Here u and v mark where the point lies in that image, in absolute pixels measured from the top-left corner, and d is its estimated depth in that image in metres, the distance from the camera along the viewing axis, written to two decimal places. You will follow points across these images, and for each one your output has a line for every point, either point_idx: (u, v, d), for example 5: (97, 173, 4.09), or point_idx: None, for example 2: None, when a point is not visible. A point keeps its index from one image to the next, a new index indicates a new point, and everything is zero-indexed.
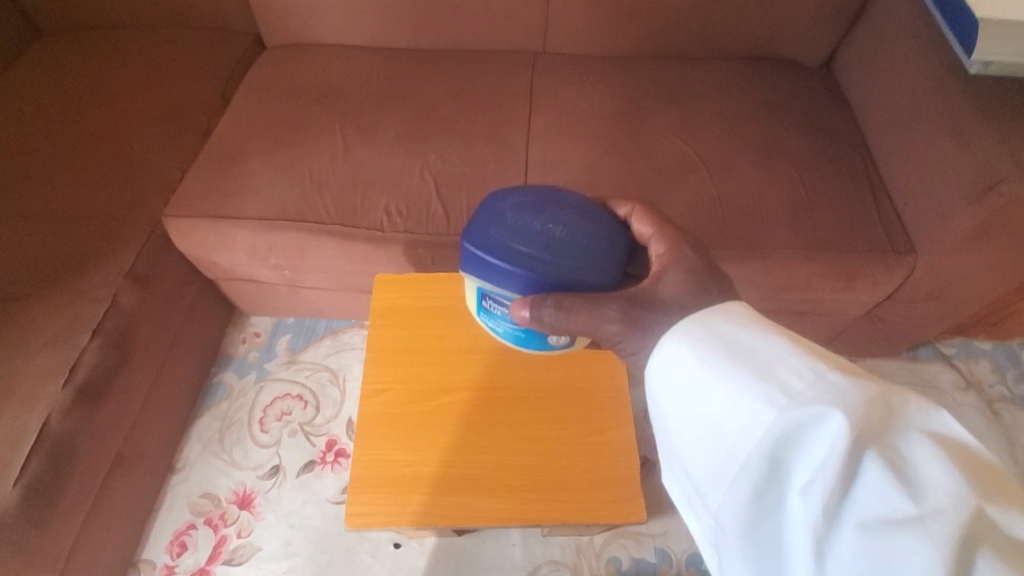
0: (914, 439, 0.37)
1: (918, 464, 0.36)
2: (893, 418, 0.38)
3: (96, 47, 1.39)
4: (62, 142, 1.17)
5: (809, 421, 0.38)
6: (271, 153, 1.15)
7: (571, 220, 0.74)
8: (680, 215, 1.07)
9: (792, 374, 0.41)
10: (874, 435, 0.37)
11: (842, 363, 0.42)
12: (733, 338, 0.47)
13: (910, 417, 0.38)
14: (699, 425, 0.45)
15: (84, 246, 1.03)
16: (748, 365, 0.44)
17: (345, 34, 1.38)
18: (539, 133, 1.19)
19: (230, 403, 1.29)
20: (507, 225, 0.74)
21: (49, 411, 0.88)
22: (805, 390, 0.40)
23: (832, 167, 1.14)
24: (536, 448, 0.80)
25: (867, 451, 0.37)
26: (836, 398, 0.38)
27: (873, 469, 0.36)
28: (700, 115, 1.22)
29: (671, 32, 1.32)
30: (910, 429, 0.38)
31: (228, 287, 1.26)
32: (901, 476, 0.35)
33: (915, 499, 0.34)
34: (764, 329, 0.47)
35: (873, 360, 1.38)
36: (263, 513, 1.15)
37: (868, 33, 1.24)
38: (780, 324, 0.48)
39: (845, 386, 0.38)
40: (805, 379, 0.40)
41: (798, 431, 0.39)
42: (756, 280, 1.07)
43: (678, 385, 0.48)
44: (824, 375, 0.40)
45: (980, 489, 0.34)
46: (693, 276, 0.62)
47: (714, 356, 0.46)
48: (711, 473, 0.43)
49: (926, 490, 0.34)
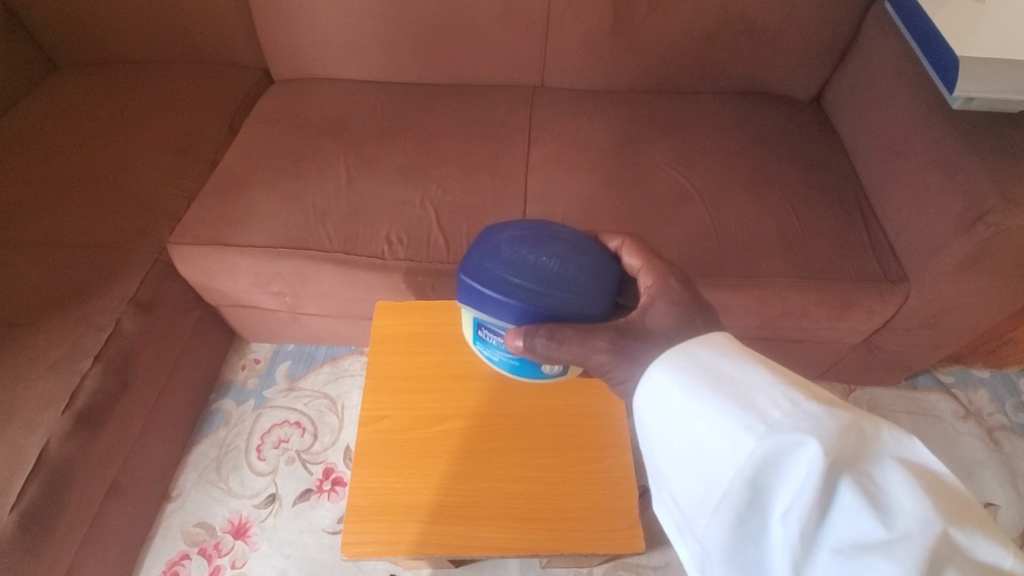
0: (886, 466, 0.41)
1: (889, 490, 0.40)
2: (866, 446, 0.42)
3: (109, 80, 1.44)
4: (71, 171, 1.20)
5: (786, 448, 0.42)
6: (276, 183, 1.17)
7: (564, 254, 0.76)
8: (676, 244, 1.09)
9: (771, 403, 0.45)
10: (848, 462, 0.41)
11: (819, 393, 0.46)
12: (718, 369, 0.51)
13: (882, 446, 0.42)
14: (686, 451, 0.48)
15: (90, 272, 1.05)
16: (730, 395, 0.47)
17: (350, 70, 1.42)
18: (538, 164, 1.22)
19: (228, 431, 1.29)
20: (503, 257, 0.75)
21: (48, 436, 0.88)
22: (782, 418, 0.43)
23: (825, 197, 1.17)
24: (534, 476, 0.80)
25: (842, 478, 0.40)
26: (812, 427, 0.42)
27: (847, 495, 0.40)
28: (695, 147, 1.26)
29: (665, 68, 1.37)
30: (882, 457, 0.42)
31: (229, 313, 1.27)
32: (873, 501, 0.39)
33: (887, 524, 0.38)
34: (745, 361, 0.51)
35: (872, 389, 1.38)
36: (258, 544, 1.14)
37: (854, 69, 1.28)
38: (761, 356, 0.52)
39: (818, 415, 0.42)
40: (783, 407, 0.44)
41: (777, 458, 0.42)
42: (752, 308, 1.08)
43: (667, 413, 0.52)
44: (800, 405, 0.44)
45: (947, 514, 0.38)
46: (679, 308, 0.65)
47: (699, 386, 0.50)
48: (699, 498, 0.46)
49: (897, 516, 0.38)
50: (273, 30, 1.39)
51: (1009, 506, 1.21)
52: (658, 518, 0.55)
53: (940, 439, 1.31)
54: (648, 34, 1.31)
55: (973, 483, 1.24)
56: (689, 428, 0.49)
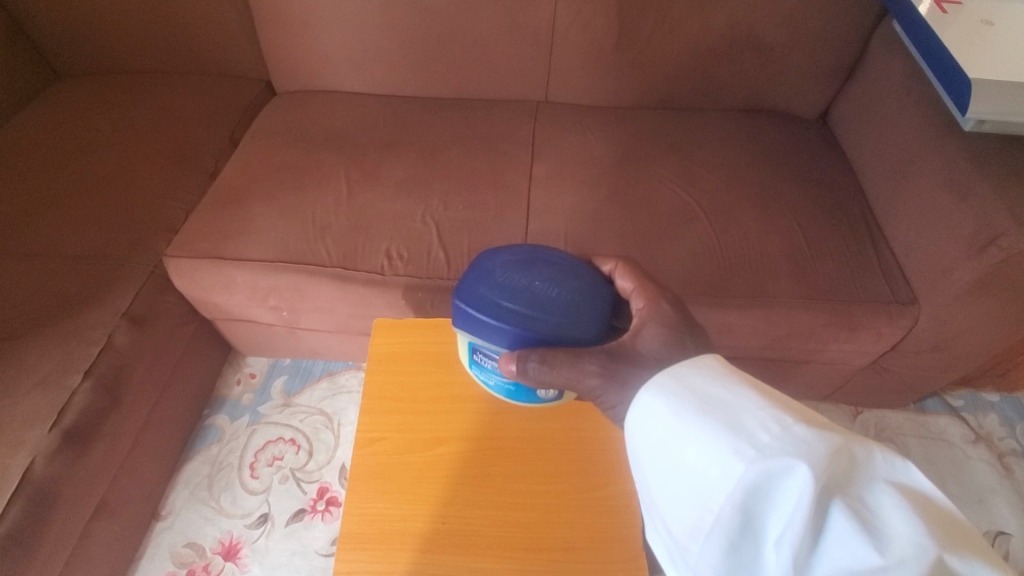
0: (878, 489, 0.39)
1: (882, 514, 0.38)
2: (858, 469, 0.40)
3: (110, 89, 1.43)
4: (68, 181, 1.19)
5: (777, 473, 0.40)
6: (274, 196, 1.16)
7: (557, 278, 0.74)
8: (681, 263, 1.07)
9: (759, 425, 0.43)
10: (839, 484, 0.39)
11: (809, 416, 0.44)
12: (707, 393, 0.49)
13: (875, 468, 0.40)
14: (675, 477, 0.46)
15: (83, 285, 1.03)
16: (718, 419, 0.45)
17: (353, 83, 1.42)
18: (540, 179, 1.21)
19: (221, 447, 1.26)
20: (496, 282, 0.73)
21: (33, 456, 0.85)
22: (772, 442, 0.41)
23: (832, 217, 1.15)
24: (533, 504, 0.77)
25: (834, 501, 0.38)
26: (800, 450, 0.40)
27: (839, 519, 0.37)
28: (700, 165, 1.24)
29: (670, 85, 1.36)
30: (874, 480, 0.40)
31: (225, 327, 1.25)
32: (866, 525, 0.37)
33: (881, 549, 0.36)
34: (735, 383, 0.49)
35: (880, 411, 1.35)
36: (249, 566, 1.11)
37: (862, 88, 1.27)
38: (753, 379, 0.50)
39: (807, 439, 0.40)
40: (772, 431, 0.42)
41: (767, 483, 0.40)
42: (759, 329, 1.06)
43: (657, 437, 0.49)
44: (789, 429, 0.42)
45: (942, 539, 0.36)
46: (671, 329, 0.64)
47: (687, 409, 0.48)
48: (692, 526, 0.44)
49: (891, 540, 0.36)
50: (276, 43, 1.38)
51: (1020, 535, 1.18)
52: (653, 550, 0.52)
53: (950, 465, 1.28)
54: (653, 51, 1.30)
55: (984, 509, 1.21)
56: (679, 453, 0.46)
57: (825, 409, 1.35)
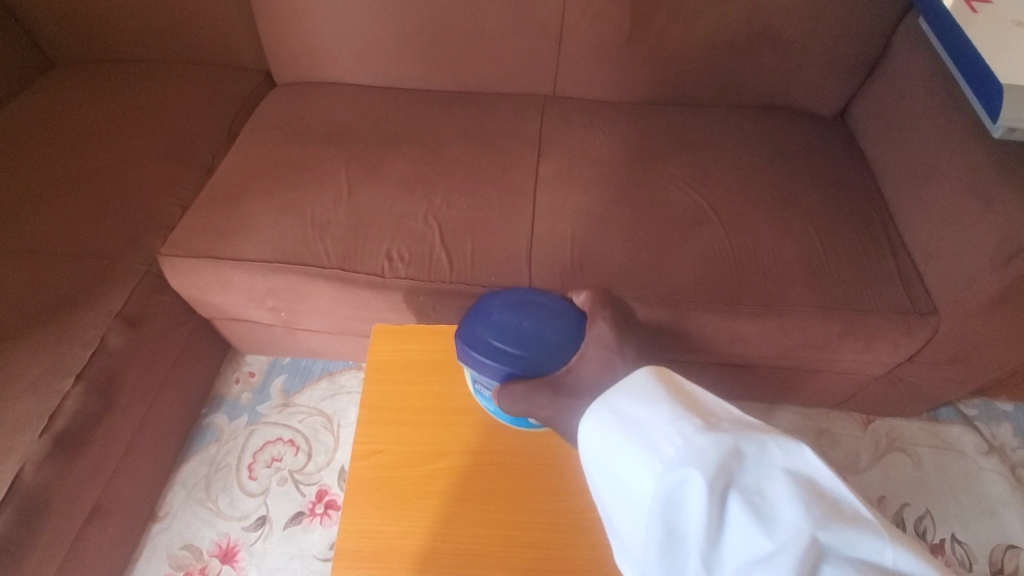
0: (769, 479, 0.48)
1: (771, 500, 0.46)
2: (754, 463, 0.49)
3: (106, 79, 1.40)
4: (60, 175, 1.16)
5: (685, 481, 0.48)
6: (273, 193, 1.12)
7: (547, 318, 0.77)
8: (691, 269, 1.04)
9: (670, 435, 0.52)
10: (735, 481, 0.48)
11: (715, 424, 0.52)
12: (634, 407, 0.58)
13: (768, 461, 0.49)
14: (619, 490, 0.54)
15: (76, 284, 1.01)
16: (641, 433, 0.55)
17: (355, 74, 1.37)
18: (547, 178, 1.17)
19: (219, 447, 1.24)
20: (491, 322, 0.77)
21: (22, 463, 0.83)
22: (680, 454, 0.50)
23: (849, 222, 1.11)
24: (535, 522, 0.74)
25: (731, 496, 0.47)
26: (699, 457, 0.49)
27: (735, 511, 0.46)
28: (712, 164, 1.20)
29: (683, 79, 1.30)
30: (766, 470, 0.48)
31: (223, 326, 1.22)
32: (758, 512, 0.46)
33: (770, 532, 0.44)
34: (659, 395, 0.58)
35: (892, 419, 1.32)
36: (246, 569, 1.10)
37: (884, 85, 1.22)
38: (679, 387, 0.59)
39: (706, 448, 0.49)
40: (681, 443, 0.51)
41: (679, 491, 0.48)
42: (773, 338, 1.03)
43: (601, 455, 0.58)
44: (694, 440, 0.50)
45: (818, 515, 0.44)
46: (610, 354, 0.70)
47: (619, 426, 0.57)
48: (635, 533, 0.52)
49: (777, 523, 0.45)
50: (276, 33, 1.34)
51: None
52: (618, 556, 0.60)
53: (961, 476, 1.24)
54: (666, 44, 1.25)
55: (995, 523, 1.18)
56: (616, 465, 0.55)
57: (836, 417, 1.31)
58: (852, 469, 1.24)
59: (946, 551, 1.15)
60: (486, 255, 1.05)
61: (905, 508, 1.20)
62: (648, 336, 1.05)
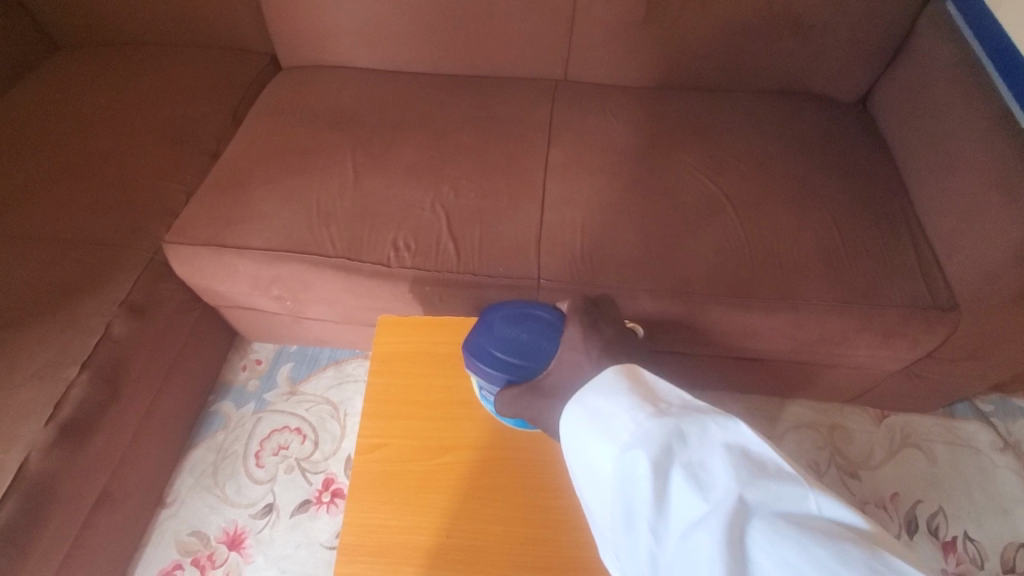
0: (710, 452, 0.51)
1: (710, 471, 0.50)
2: (696, 439, 0.53)
3: (110, 62, 1.38)
4: (65, 160, 1.15)
5: (635, 461, 0.52)
6: (277, 180, 1.11)
7: (543, 330, 0.80)
8: (704, 260, 1.01)
9: (622, 421, 0.56)
10: (679, 457, 0.52)
11: (663, 407, 0.56)
12: (590, 396, 0.61)
13: (709, 436, 0.53)
14: (586, 478, 0.58)
15: (81, 271, 1.00)
16: (597, 422, 0.58)
17: (361, 57, 1.34)
18: (557, 166, 1.14)
19: (226, 434, 1.24)
20: (492, 336, 0.80)
21: (28, 450, 0.83)
22: (632, 438, 0.54)
23: (869, 213, 1.07)
24: (543, 519, 0.73)
25: (674, 470, 0.51)
26: (645, 439, 0.53)
27: (678, 483, 0.50)
28: (728, 152, 1.16)
29: (699, 63, 1.26)
30: (707, 444, 0.52)
31: (229, 314, 1.21)
32: (697, 482, 0.50)
33: (707, 498, 0.48)
34: (614, 383, 0.61)
35: (907, 415, 1.29)
36: (253, 556, 1.10)
37: (907, 71, 1.17)
38: (629, 374, 0.62)
39: (653, 430, 0.53)
40: (632, 428, 0.55)
41: (631, 472, 0.52)
42: (787, 332, 1.00)
43: (566, 445, 0.61)
44: (643, 424, 0.54)
45: (748, 479, 0.48)
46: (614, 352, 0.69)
47: (580, 415, 0.60)
48: (602, 517, 0.56)
49: (713, 489, 0.49)
50: (281, 14, 1.31)
51: None
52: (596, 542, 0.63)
53: (976, 473, 1.22)
54: (683, 26, 1.21)
55: (1009, 521, 1.16)
56: (580, 455, 0.59)
57: (850, 412, 1.29)
58: (864, 464, 1.22)
59: (957, 549, 1.13)
60: (494, 245, 1.03)
61: (917, 504, 1.18)
62: (659, 329, 1.03)
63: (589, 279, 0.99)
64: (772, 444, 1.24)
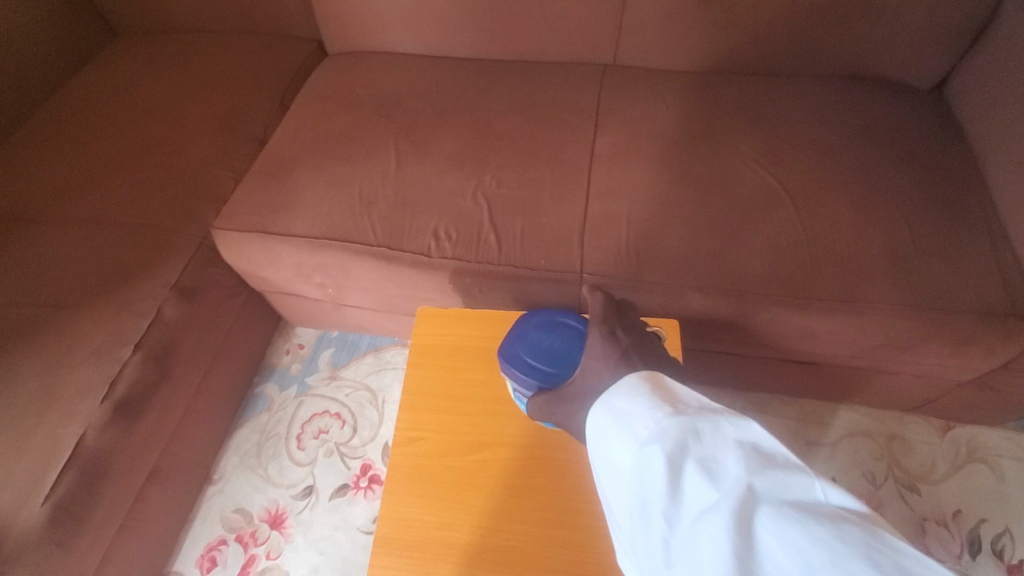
0: (723, 446, 0.48)
1: (723, 464, 0.46)
2: (710, 434, 0.49)
3: (165, 49, 1.41)
4: (122, 145, 1.19)
5: (649, 455, 0.49)
6: (321, 168, 1.11)
7: (576, 337, 0.79)
8: (758, 258, 0.95)
9: (641, 421, 0.53)
10: (693, 451, 0.48)
11: (680, 406, 0.53)
12: (609, 398, 0.59)
13: (723, 431, 0.49)
14: (606, 481, 0.55)
15: (135, 255, 1.03)
16: (614, 421, 0.56)
17: (406, 43, 1.33)
18: (603, 155, 1.09)
19: (270, 416, 1.27)
20: (526, 342, 0.78)
21: (85, 427, 0.87)
22: (647, 433, 0.51)
23: (943, 209, 0.98)
24: (581, 523, 0.70)
25: (686, 464, 0.48)
26: (659, 433, 0.50)
27: (689, 475, 0.47)
28: (788, 141, 1.09)
29: (759, 46, 1.19)
30: (721, 439, 0.49)
31: (274, 299, 1.23)
32: (709, 475, 0.46)
33: (717, 489, 0.45)
34: (634, 385, 0.58)
35: (975, 427, 1.19)
36: (293, 536, 1.13)
37: (990, 56, 1.06)
38: (653, 379, 0.59)
39: (668, 425, 0.51)
40: (647, 423, 0.52)
41: (645, 467, 0.49)
42: (846, 336, 0.94)
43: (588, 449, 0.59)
44: (658, 420, 0.52)
45: (759, 470, 0.45)
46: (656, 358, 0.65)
47: (598, 417, 0.58)
48: (620, 522, 0.53)
49: (725, 480, 0.45)
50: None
51: None
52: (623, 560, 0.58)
53: None
54: (742, 7, 1.14)
55: None
56: (600, 457, 0.57)
57: (910, 421, 1.21)
58: (924, 478, 1.14)
59: None
60: (536, 236, 1.00)
61: (983, 524, 1.09)
62: (706, 328, 0.99)
63: (634, 274, 0.95)
64: (823, 451, 1.17)
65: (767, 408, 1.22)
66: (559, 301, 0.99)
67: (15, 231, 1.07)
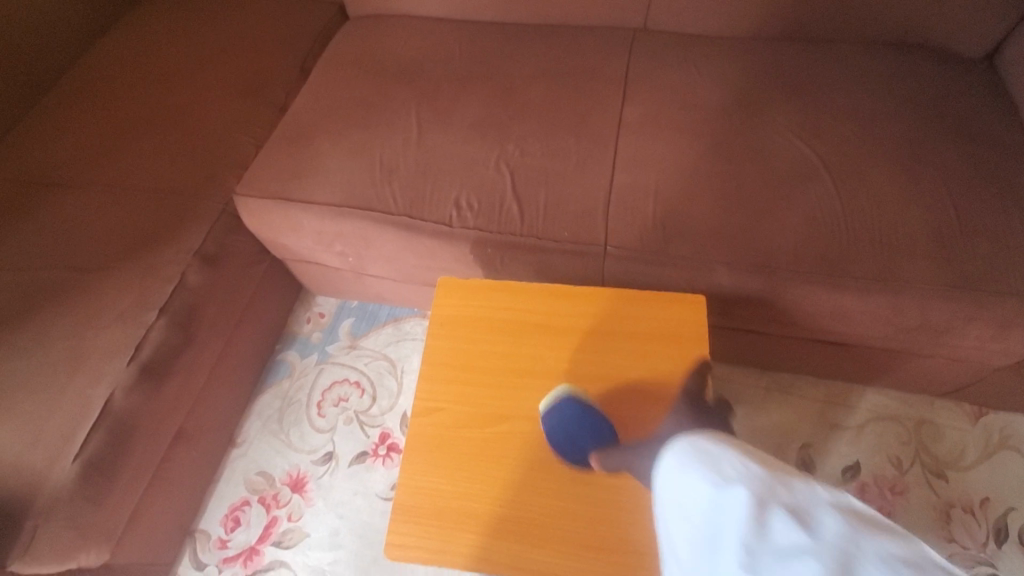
0: (823, 508, 0.53)
1: (817, 519, 0.52)
2: (796, 491, 0.55)
3: (186, 13, 1.39)
4: (145, 110, 1.18)
5: (737, 497, 0.56)
6: (342, 134, 1.09)
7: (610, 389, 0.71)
8: (792, 233, 0.91)
9: (726, 464, 0.60)
10: (785, 498, 0.55)
11: (774, 466, 0.60)
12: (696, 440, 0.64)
13: (815, 492, 0.55)
14: (676, 519, 0.60)
15: (159, 221, 1.04)
16: (695, 462, 0.61)
17: (429, 6, 1.29)
18: (631, 124, 1.05)
19: (291, 383, 1.29)
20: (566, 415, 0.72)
21: (113, 388, 0.89)
22: (733, 477, 0.58)
23: (993, 185, 0.93)
24: (599, 498, 0.70)
25: (775, 508, 0.54)
26: (750, 479, 0.57)
27: (780, 523, 0.52)
28: (828, 111, 1.04)
29: (800, 10, 1.12)
30: (817, 502, 0.54)
31: (295, 267, 1.23)
32: (802, 522, 0.52)
33: (814, 536, 0.51)
34: (715, 440, 0.63)
35: (1009, 414, 1.15)
36: (314, 500, 1.15)
37: None
38: (734, 439, 0.65)
39: (760, 477, 0.57)
40: (737, 471, 0.58)
41: (734, 507, 0.56)
42: (881, 317, 0.90)
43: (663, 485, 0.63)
44: (750, 469, 0.58)
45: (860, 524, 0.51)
46: None
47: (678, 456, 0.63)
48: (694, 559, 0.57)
49: (818, 530, 0.51)
50: None
51: None
52: None
53: None
54: None
55: None
56: (671, 492, 0.61)
57: (941, 406, 1.17)
58: (952, 465, 1.11)
59: None
60: (560, 207, 0.98)
61: (1011, 512, 1.06)
62: (733, 305, 0.96)
63: (660, 248, 0.93)
64: (847, 434, 1.14)
65: (791, 389, 1.19)
66: (582, 275, 0.97)
67: (42, 194, 1.08)
